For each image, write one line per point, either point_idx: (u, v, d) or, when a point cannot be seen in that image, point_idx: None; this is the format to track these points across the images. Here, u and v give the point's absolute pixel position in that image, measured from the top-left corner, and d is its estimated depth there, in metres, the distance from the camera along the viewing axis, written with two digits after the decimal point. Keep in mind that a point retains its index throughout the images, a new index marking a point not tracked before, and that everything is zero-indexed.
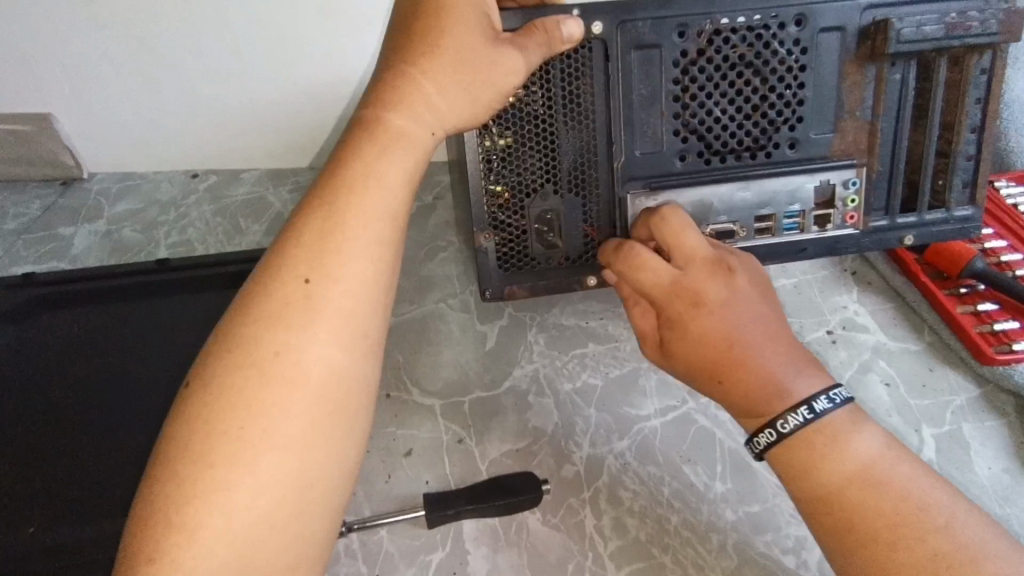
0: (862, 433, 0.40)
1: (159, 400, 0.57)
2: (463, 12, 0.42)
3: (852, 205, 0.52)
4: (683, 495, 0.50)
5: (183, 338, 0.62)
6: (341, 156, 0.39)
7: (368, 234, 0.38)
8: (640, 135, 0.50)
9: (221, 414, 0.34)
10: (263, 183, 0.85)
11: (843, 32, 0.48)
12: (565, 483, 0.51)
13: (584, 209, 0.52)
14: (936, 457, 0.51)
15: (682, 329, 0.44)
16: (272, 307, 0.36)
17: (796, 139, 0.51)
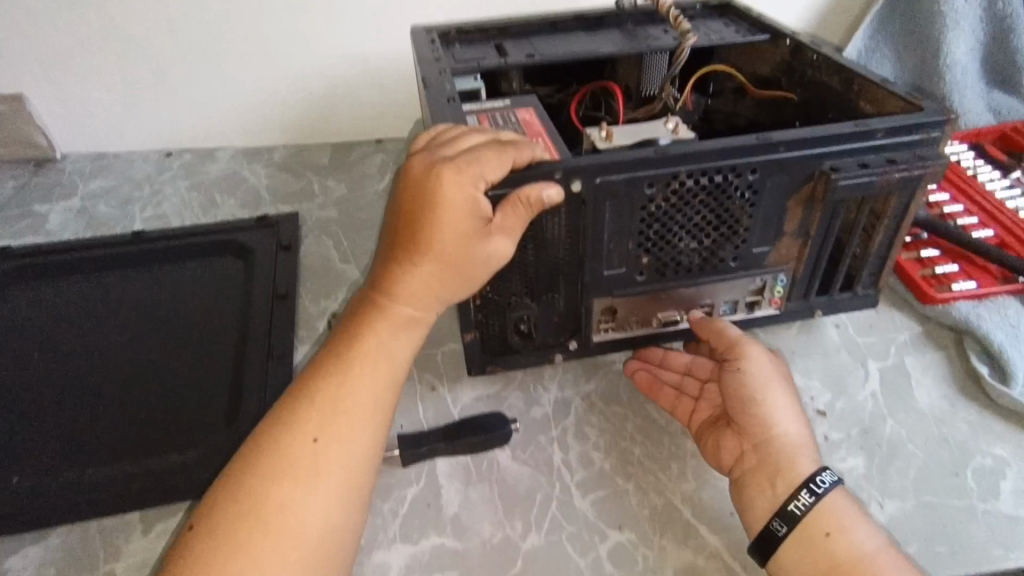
0: (865, 527, 0.42)
1: (133, 358, 0.58)
2: (458, 210, 0.43)
3: (778, 292, 0.56)
4: (646, 430, 0.54)
5: (159, 301, 0.64)
6: (358, 327, 0.45)
7: (368, 398, 0.42)
8: (608, 261, 0.50)
9: (220, 554, 0.36)
10: (238, 159, 0.87)
11: (791, 174, 0.49)
12: (534, 424, 0.54)
13: (557, 311, 0.54)
14: (880, 387, 0.55)
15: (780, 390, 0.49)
16: (281, 462, 0.39)
17: (739, 255, 0.53)
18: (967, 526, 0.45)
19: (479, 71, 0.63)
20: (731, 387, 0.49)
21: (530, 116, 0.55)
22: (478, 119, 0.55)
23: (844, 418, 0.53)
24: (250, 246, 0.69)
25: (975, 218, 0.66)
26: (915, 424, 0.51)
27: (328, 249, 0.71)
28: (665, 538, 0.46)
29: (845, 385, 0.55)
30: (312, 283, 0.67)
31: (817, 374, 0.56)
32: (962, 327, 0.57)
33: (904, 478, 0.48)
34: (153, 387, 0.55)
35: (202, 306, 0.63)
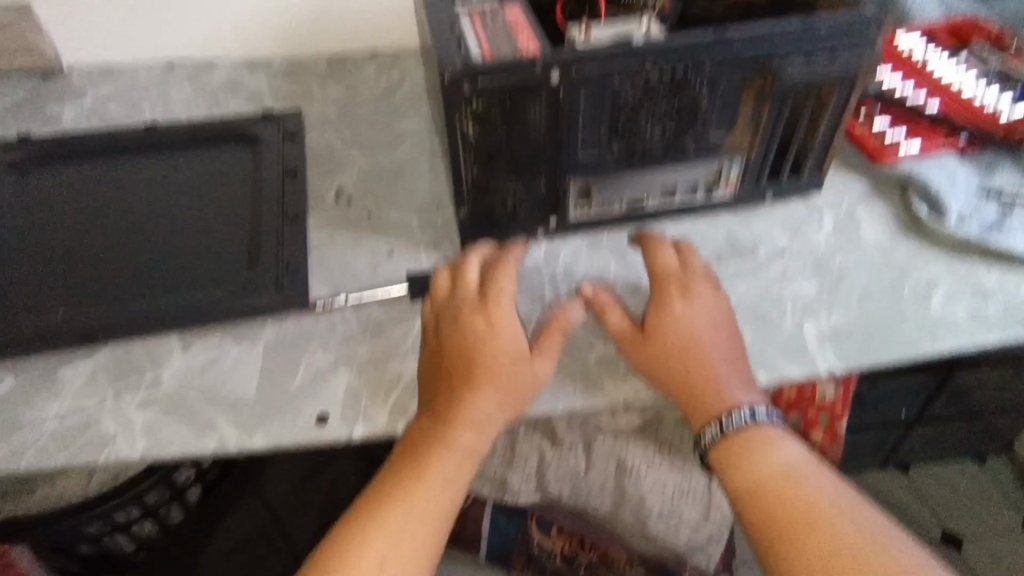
0: (788, 446, 0.48)
1: (156, 221, 0.63)
2: (501, 360, 0.48)
3: (733, 177, 0.61)
4: (627, 271, 0.60)
5: (175, 178, 0.69)
6: (431, 428, 0.48)
7: (437, 503, 0.47)
8: (582, 143, 0.55)
9: (363, 562, 0.44)
10: (238, 68, 0.91)
11: (743, 67, 0.53)
12: (526, 269, 0.60)
13: (538, 192, 0.59)
14: (833, 231, 0.61)
15: (673, 323, 0.50)
16: (406, 496, 0.47)
17: (698, 142, 0.57)
18: (900, 328, 0.53)
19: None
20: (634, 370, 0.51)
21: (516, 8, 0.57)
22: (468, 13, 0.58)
23: (800, 255, 0.60)
24: (257, 134, 0.74)
25: (925, 92, 0.71)
26: (861, 256, 0.59)
27: (329, 139, 0.76)
28: None
29: (802, 231, 0.62)
30: (317, 166, 0.72)
31: (778, 224, 0.63)
32: (908, 181, 0.63)
33: (851, 296, 0.55)
34: (178, 244, 0.61)
35: (216, 181, 0.68)
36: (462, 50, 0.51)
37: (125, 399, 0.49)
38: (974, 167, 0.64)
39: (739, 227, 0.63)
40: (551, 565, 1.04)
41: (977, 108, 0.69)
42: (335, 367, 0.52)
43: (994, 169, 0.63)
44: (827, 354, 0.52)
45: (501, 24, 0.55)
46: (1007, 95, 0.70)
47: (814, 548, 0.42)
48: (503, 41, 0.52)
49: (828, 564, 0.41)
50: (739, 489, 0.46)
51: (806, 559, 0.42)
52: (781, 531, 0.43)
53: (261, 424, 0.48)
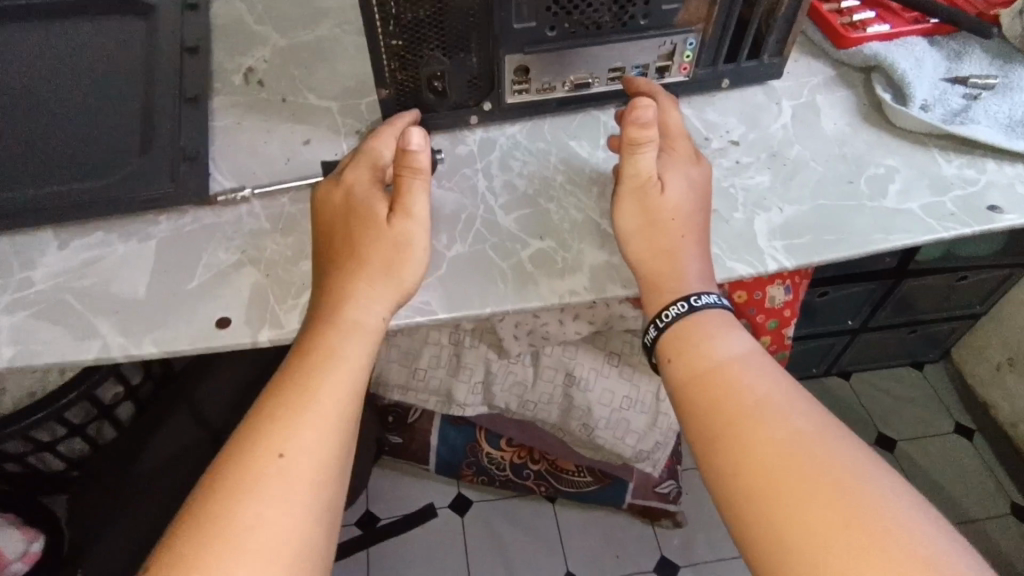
0: (732, 334, 0.42)
1: (28, 101, 0.55)
2: (362, 224, 0.43)
3: (687, 58, 0.55)
4: (570, 161, 0.55)
5: (53, 52, 0.59)
6: (314, 325, 0.41)
7: (330, 400, 0.38)
8: (517, 10, 0.48)
9: (241, 474, 0.34)
10: None
11: None
12: (459, 160, 0.55)
13: (470, 69, 0.52)
14: (791, 121, 0.57)
15: (689, 187, 0.46)
16: (291, 387, 0.38)
17: (648, 12, 0.51)
18: (854, 219, 0.49)
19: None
20: (626, 229, 0.45)
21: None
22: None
23: (754, 146, 0.55)
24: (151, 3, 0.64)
25: None
26: (817, 146, 0.55)
27: (240, 12, 0.66)
28: (582, 244, 0.49)
29: (758, 121, 0.57)
30: (224, 42, 0.63)
31: (733, 112, 0.58)
32: (872, 66, 0.59)
33: (804, 187, 0.52)
34: (52, 129, 0.53)
35: (100, 56, 0.58)
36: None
37: None
38: (941, 53, 0.60)
39: (692, 115, 0.58)
40: (499, 474, 1.04)
41: None
42: (239, 265, 0.46)
43: (961, 55, 0.60)
44: (777, 248, 0.48)
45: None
46: None
47: (747, 454, 0.36)
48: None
49: (765, 467, 0.35)
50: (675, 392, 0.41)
51: (741, 460, 0.36)
52: (714, 434, 0.38)
53: (152, 327, 0.43)
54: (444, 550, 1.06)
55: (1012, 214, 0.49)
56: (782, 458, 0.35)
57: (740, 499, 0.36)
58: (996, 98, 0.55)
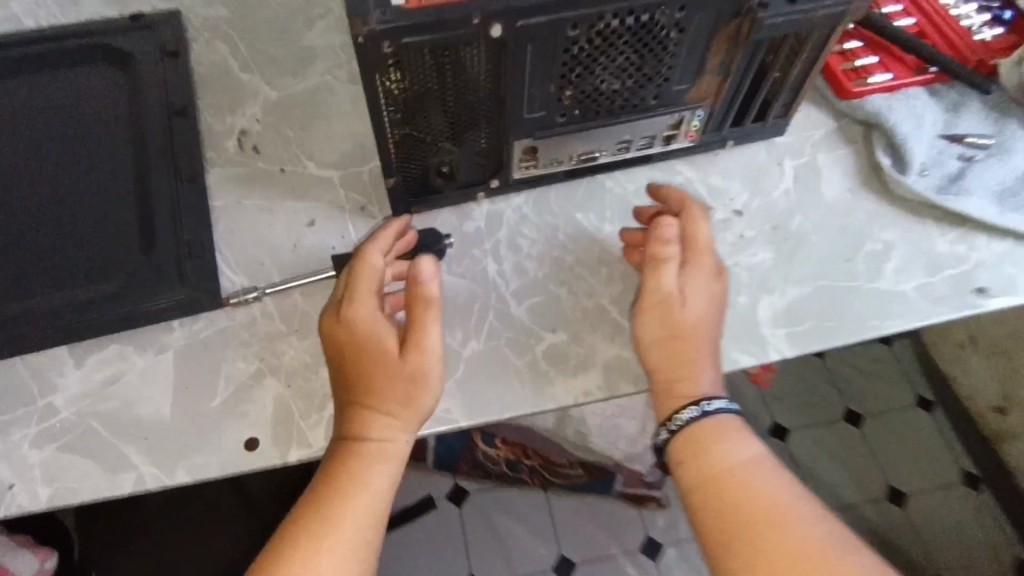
0: (743, 440, 0.44)
1: (24, 195, 0.54)
2: (371, 357, 0.43)
3: (694, 127, 0.54)
4: (578, 237, 0.55)
5: (36, 126, 0.56)
6: (337, 456, 0.43)
7: (354, 538, 0.41)
8: (527, 102, 0.47)
9: None
10: None
11: (717, 12, 0.44)
12: (467, 240, 0.55)
13: (478, 152, 0.51)
14: (793, 185, 0.58)
15: (710, 306, 0.48)
16: (317, 526, 0.41)
17: (659, 93, 0.50)
18: (852, 304, 0.51)
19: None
20: (644, 339, 0.48)
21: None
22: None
23: (757, 216, 0.56)
24: (128, 53, 0.60)
25: (899, 6, 0.64)
26: (817, 217, 0.56)
27: (222, 56, 0.63)
28: (593, 336, 0.50)
29: (761, 186, 0.58)
30: (211, 98, 0.60)
31: (736, 175, 0.58)
32: (873, 122, 0.59)
33: (806, 266, 0.53)
34: (52, 227, 0.52)
35: (89, 130, 0.57)
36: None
37: (20, 433, 0.44)
38: (941, 104, 0.60)
39: (696, 180, 0.58)
40: (495, 469, 1.09)
41: (951, 33, 0.62)
42: (260, 377, 0.47)
43: (958, 107, 0.60)
44: (779, 337, 0.50)
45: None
46: (980, 15, 0.63)
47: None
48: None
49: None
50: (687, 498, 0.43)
51: (743, 569, 0.40)
52: (722, 540, 0.41)
53: (183, 454, 0.44)
54: (445, 536, 1.13)
55: (997, 296, 0.51)
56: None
57: None
58: (992, 163, 0.56)
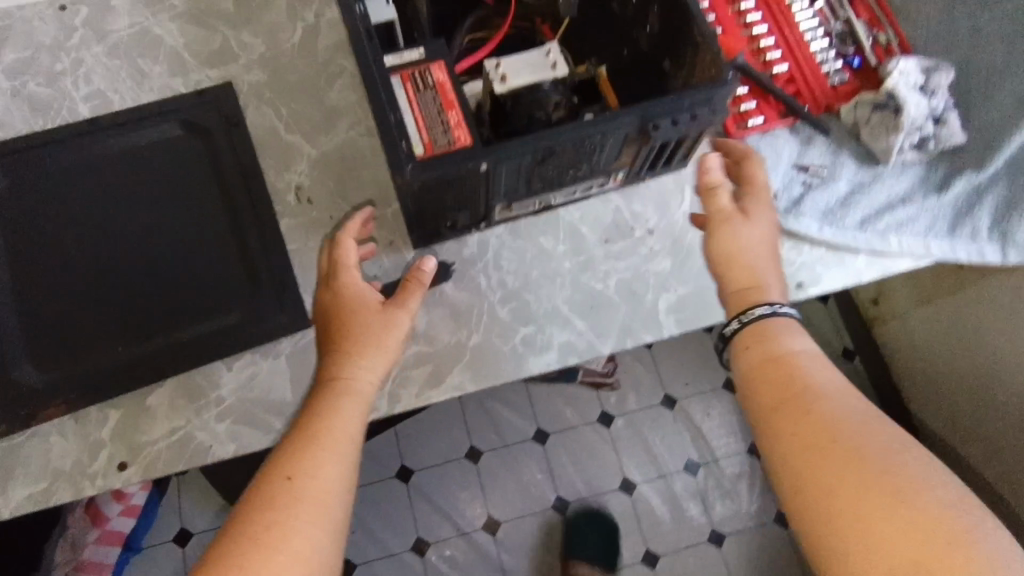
0: (801, 338, 0.61)
1: (158, 246, 0.77)
2: (345, 308, 0.70)
3: (618, 176, 0.79)
4: (541, 257, 0.81)
5: (151, 192, 0.79)
6: (326, 392, 0.66)
7: (337, 440, 0.62)
8: (505, 189, 0.71)
9: (280, 499, 0.56)
10: (137, 9, 0.87)
11: (627, 133, 0.68)
12: (466, 262, 0.80)
13: (471, 213, 0.76)
14: (689, 208, 0.83)
15: (760, 227, 0.69)
16: (311, 431, 0.62)
17: (593, 169, 0.74)
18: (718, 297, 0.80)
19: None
20: (718, 253, 0.68)
21: (444, 76, 0.67)
22: (401, 79, 0.67)
23: (664, 234, 0.82)
24: (203, 123, 0.82)
25: (780, 52, 0.86)
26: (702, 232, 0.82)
27: (270, 121, 0.84)
28: (552, 327, 0.78)
29: (667, 208, 0.83)
30: (270, 159, 0.82)
31: (650, 201, 0.83)
32: None
33: (693, 269, 0.81)
34: (185, 270, 0.77)
35: (187, 193, 0.79)
36: (406, 146, 0.62)
37: (205, 415, 0.72)
38: (797, 139, 0.84)
39: (623, 207, 0.83)
40: None
41: (814, 78, 0.85)
42: None
43: (810, 140, 0.83)
44: (671, 321, 0.79)
45: (434, 99, 0.66)
46: (837, 61, 0.85)
47: (808, 431, 0.53)
48: (437, 128, 0.64)
49: (807, 430, 0.53)
50: (752, 372, 0.60)
51: (796, 420, 0.54)
52: (779, 403, 0.57)
53: None
54: (450, 420, 1.51)
55: (810, 289, 0.79)
56: (835, 438, 0.52)
57: (790, 453, 0.54)
58: (822, 190, 0.82)
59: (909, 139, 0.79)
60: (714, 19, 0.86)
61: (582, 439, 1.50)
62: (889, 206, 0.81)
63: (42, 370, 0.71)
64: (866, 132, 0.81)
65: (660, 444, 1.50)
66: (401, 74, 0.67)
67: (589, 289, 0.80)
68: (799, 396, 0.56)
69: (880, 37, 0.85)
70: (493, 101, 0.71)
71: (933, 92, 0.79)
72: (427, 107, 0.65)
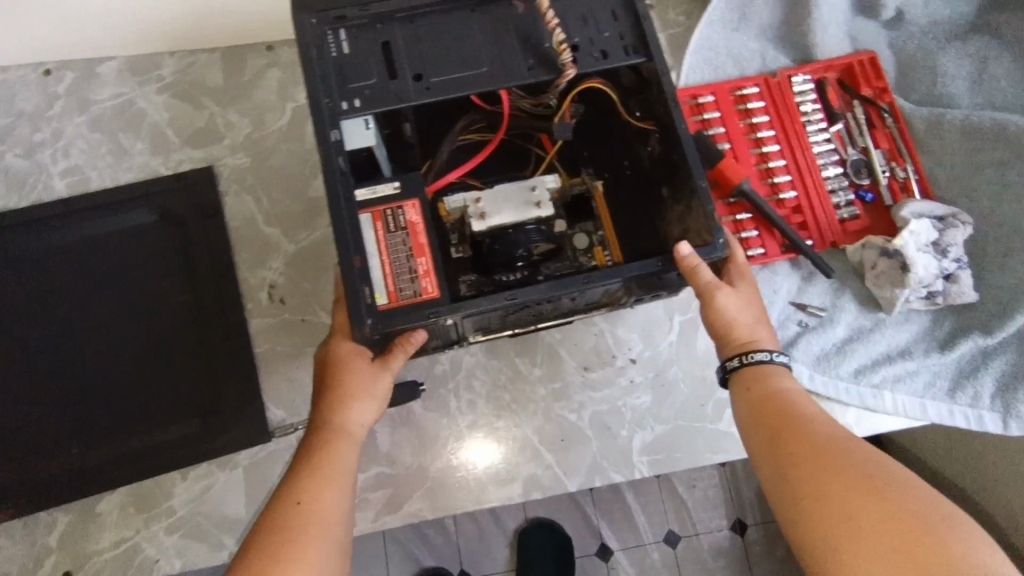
0: (789, 379, 0.62)
1: (122, 344, 0.75)
2: (340, 361, 0.63)
3: (603, 311, 0.74)
4: (515, 379, 0.78)
5: (124, 281, 0.77)
6: (320, 425, 0.63)
7: (345, 469, 0.61)
8: (472, 326, 0.67)
9: (285, 533, 0.56)
10: (124, 79, 0.85)
11: (608, 291, 0.62)
12: (437, 378, 0.78)
13: (438, 341, 0.71)
14: (676, 338, 0.79)
15: (751, 290, 0.65)
16: (314, 461, 0.60)
17: (572, 310, 0.69)
18: (696, 439, 0.76)
19: (372, 114, 0.64)
20: (717, 317, 0.64)
21: (417, 216, 0.63)
22: (371, 217, 0.62)
23: (646, 364, 0.78)
24: (180, 210, 0.80)
25: (789, 176, 0.79)
26: (686, 365, 0.78)
27: (249, 210, 0.81)
28: (519, 458, 0.76)
29: (653, 336, 0.79)
30: (246, 253, 0.79)
31: (635, 328, 0.79)
32: None
33: (672, 407, 0.77)
34: (152, 368, 0.75)
35: (161, 285, 0.78)
36: (368, 296, 0.59)
37: (154, 526, 0.71)
38: (798, 274, 0.79)
39: (607, 332, 0.79)
40: None
41: (821, 209, 0.79)
42: None
43: (811, 277, 0.79)
44: (643, 461, 0.75)
45: (404, 242, 0.62)
46: (848, 192, 0.80)
47: (806, 454, 0.54)
48: (404, 276, 0.61)
49: (819, 459, 0.53)
50: (755, 409, 0.60)
51: (801, 451, 0.55)
52: (785, 439, 0.57)
53: None
54: None
55: None
56: (832, 456, 0.53)
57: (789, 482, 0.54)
58: (818, 333, 0.77)
59: (916, 293, 0.75)
60: (722, 132, 0.80)
61: (561, 500, 1.48)
62: (888, 358, 0.77)
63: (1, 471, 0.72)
64: (870, 277, 0.76)
65: (640, 511, 1.47)
66: (371, 211, 0.62)
67: (561, 420, 0.77)
68: (802, 435, 0.56)
69: (898, 172, 0.80)
70: (472, 237, 0.69)
71: (945, 250, 0.75)
72: (395, 251, 0.61)
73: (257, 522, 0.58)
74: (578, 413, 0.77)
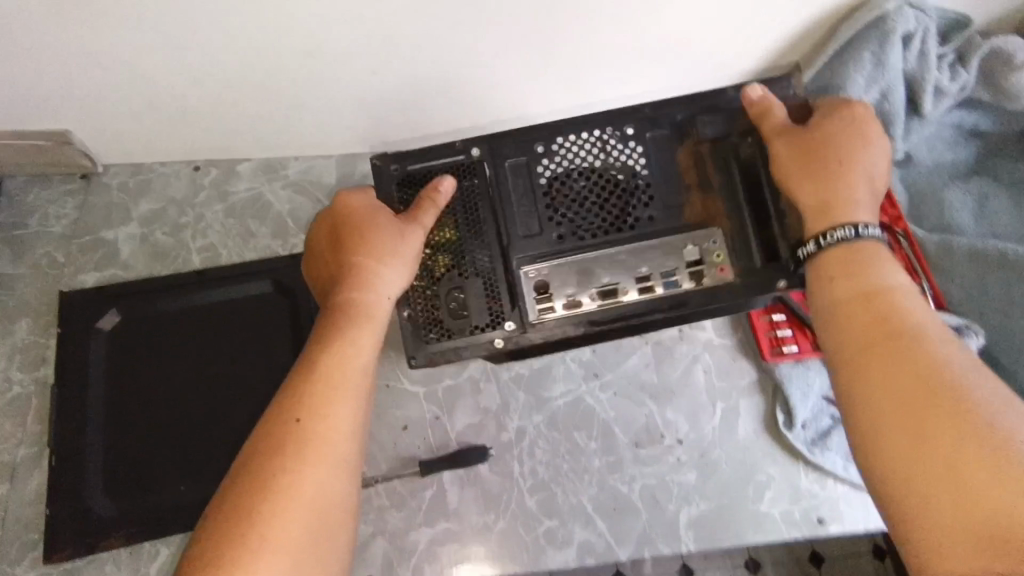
0: (895, 271, 0.59)
1: (226, 395, 0.87)
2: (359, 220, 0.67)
3: (718, 260, 0.66)
4: (573, 452, 0.86)
5: (235, 342, 0.90)
6: (332, 318, 0.64)
7: (353, 376, 0.62)
8: (517, 225, 0.68)
9: (286, 446, 0.57)
10: (257, 176, 1.00)
11: (662, 131, 0.68)
12: (503, 445, 0.86)
13: (487, 288, 0.68)
14: (719, 422, 0.87)
15: (853, 139, 0.63)
16: (322, 369, 0.61)
17: (652, 215, 0.68)
18: (738, 516, 0.83)
19: None
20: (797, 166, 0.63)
21: None
22: None
23: (692, 446, 0.86)
24: (291, 284, 0.93)
25: None
26: (727, 447, 0.86)
27: None
28: (575, 523, 0.83)
29: (699, 421, 0.87)
30: None
31: (683, 410, 0.87)
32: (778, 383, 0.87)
33: (716, 485, 0.84)
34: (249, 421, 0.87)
35: (261, 348, 0.90)
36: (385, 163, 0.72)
37: None
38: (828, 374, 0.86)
39: (656, 413, 0.88)
40: None
41: None
42: (372, 537, 0.83)
43: None
44: (689, 535, 0.82)
45: None
46: None
47: (885, 367, 0.54)
48: None
49: (890, 383, 0.53)
50: (840, 306, 0.59)
51: (874, 370, 0.54)
52: (867, 346, 0.56)
53: None
54: None
55: (831, 524, 0.82)
56: (913, 379, 0.52)
57: (860, 406, 0.54)
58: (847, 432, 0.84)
59: None
60: None
61: None
62: None
63: (112, 502, 0.83)
64: None
65: None
66: None
67: (615, 490, 0.84)
68: (899, 366, 0.53)
69: None
70: None
71: None
72: None
73: (257, 433, 0.59)
74: (629, 485, 0.85)
